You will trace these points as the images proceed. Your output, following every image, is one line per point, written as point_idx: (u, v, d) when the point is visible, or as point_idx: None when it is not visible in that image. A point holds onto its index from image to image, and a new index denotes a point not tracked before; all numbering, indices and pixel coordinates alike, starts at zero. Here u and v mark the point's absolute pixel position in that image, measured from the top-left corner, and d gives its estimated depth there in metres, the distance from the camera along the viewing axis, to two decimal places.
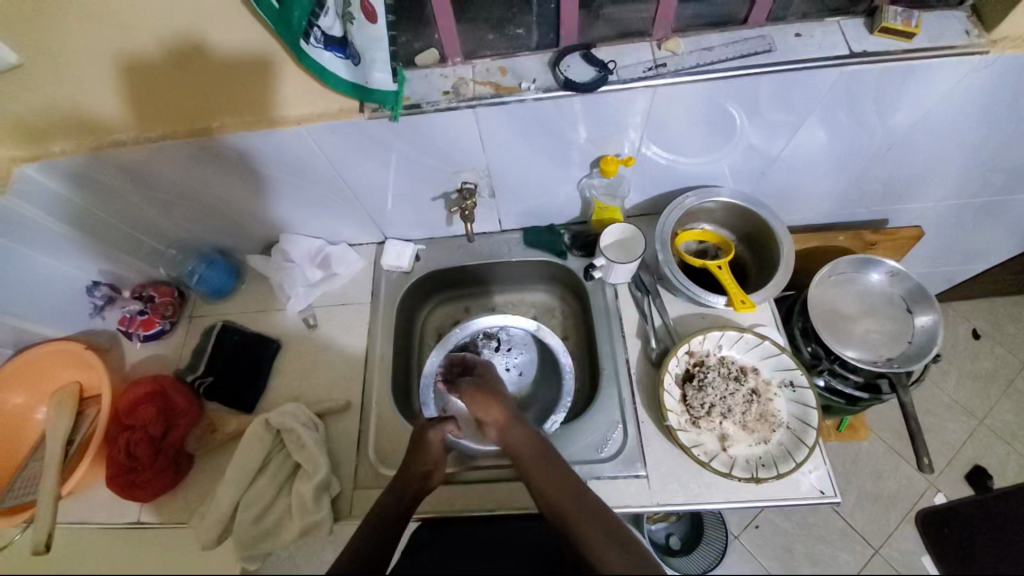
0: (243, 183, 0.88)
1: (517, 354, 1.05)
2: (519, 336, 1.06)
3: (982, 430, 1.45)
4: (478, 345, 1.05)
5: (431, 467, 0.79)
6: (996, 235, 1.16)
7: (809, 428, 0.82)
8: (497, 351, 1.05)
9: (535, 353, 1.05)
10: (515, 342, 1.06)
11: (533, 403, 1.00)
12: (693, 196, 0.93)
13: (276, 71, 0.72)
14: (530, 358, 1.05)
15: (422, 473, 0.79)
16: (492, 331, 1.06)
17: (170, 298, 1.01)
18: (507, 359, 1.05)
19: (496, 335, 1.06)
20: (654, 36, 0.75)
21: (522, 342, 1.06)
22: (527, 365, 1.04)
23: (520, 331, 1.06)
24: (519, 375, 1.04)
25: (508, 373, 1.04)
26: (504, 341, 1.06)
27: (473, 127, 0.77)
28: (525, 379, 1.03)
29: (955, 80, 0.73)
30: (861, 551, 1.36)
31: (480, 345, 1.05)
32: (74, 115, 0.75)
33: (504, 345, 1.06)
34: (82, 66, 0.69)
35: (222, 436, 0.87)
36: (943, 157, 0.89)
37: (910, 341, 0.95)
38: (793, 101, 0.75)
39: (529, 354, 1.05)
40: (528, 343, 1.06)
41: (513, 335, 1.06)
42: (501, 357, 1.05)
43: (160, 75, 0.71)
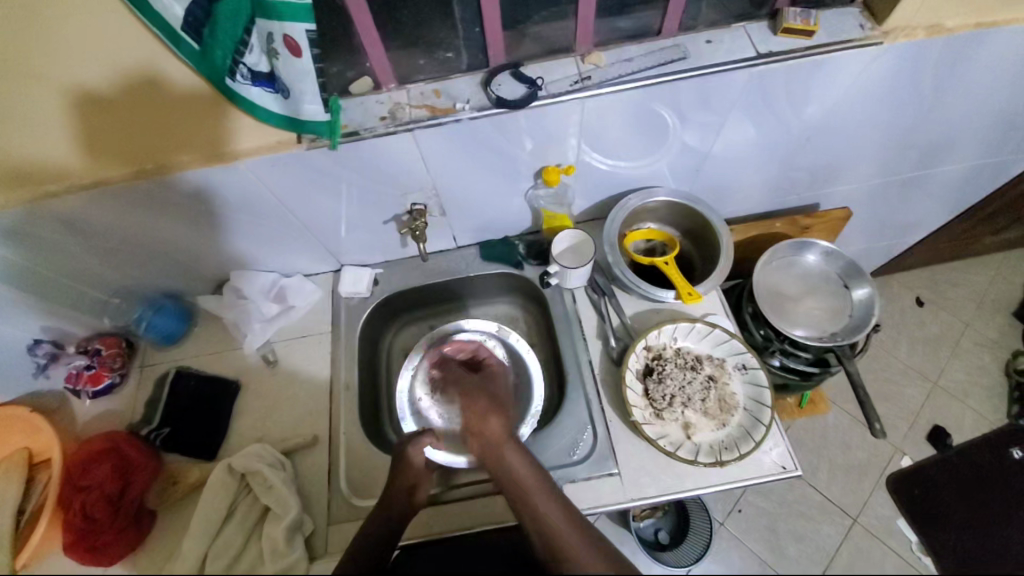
0: (190, 224, 0.87)
1: None
2: (495, 352, 1.05)
3: (938, 391, 1.54)
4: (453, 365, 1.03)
5: (415, 484, 0.80)
6: (920, 206, 1.25)
7: (764, 407, 0.86)
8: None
9: (514, 368, 1.04)
10: (491, 358, 1.05)
11: (513, 412, 0.99)
12: (635, 197, 0.97)
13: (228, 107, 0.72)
14: (509, 372, 1.04)
15: (406, 491, 0.79)
16: (465, 349, 1.05)
17: (118, 350, 0.97)
18: None
19: (470, 353, 1.05)
20: (578, 51, 0.78)
21: (501, 361, 1.05)
22: (510, 380, 1.03)
23: (493, 348, 1.05)
24: None
25: None
26: (478, 360, 1.05)
27: (414, 149, 0.79)
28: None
29: (856, 70, 0.80)
30: (841, 522, 1.41)
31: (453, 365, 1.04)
32: (15, 164, 0.72)
33: (479, 363, 1.04)
34: (8, 115, 0.68)
35: (184, 486, 0.85)
36: (861, 140, 0.96)
37: (850, 315, 1.01)
38: (713, 101, 0.80)
39: (507, 368, 1.04)
40: (506, 360, 1.04)
41: (486, 351, 1.05)
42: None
43: (90, 114, 0.70)
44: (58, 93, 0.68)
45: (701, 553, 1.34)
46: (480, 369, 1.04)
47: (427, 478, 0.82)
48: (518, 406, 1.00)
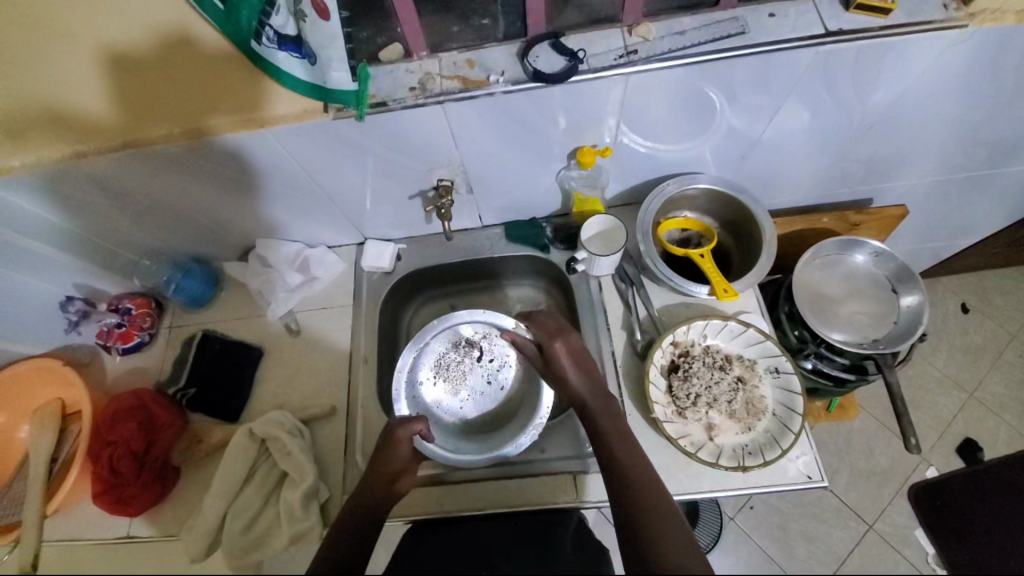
0: (216, 188, 0.86)
1: (500, 369, 1.00)
2: (502, 348, 1.01)
3: (973, 402, 1.46)
4: (460, 353, 1.00)
5: (397, 472, 0.78)
6: (982, 208, 1.15)
7: (795, 414, 0.81)
8: (478, 364, 1.00)
9: (521, 370, 0.99)
10: (499, 353, 1.01)
11: (514, 416, 0.95)
12: (674, 183, 0.91)
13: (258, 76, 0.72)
14: (516, 374, 0.99)
15: (388, 479, 0.77)
16: (473, 338, 1.01)
17: (147, 310, 0.99)
18: (489, 372, 1.00)
19: (478, 344, 1.01)
20: (624, 22, 0.72)
21: (506, 359, 1.01)
22: (514, 383, 0.99)
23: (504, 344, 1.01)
24: (503, 390, 0.99)
25: (490, 386, 0.99)
26: (485, 354, 1.01)
27: (444, 123, 0.75)
28: (507, 393, 0.98)
29: (934, 56, 0.71)
30: (855, 528, 1.37)
31: (461, 354, 1.00)
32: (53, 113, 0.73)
33: (487, 355, 1.01)
34: (60, 69, 0.72)
35: (205, 446, 0.87)
36: (928, 133, 0.87)
37: (895, 322, 0.94)
38: (768, 82, 0.73)
39: (514, 369, 1.00)
40: (514, 360, 1.00)
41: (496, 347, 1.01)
42: (484, 370, 1.00)
43: (131, 75, 0.73)
44: (106, 53, 0.71)
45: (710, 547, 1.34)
46: (485, 363, 1.00)
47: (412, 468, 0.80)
48: (518, 409, 0.95)
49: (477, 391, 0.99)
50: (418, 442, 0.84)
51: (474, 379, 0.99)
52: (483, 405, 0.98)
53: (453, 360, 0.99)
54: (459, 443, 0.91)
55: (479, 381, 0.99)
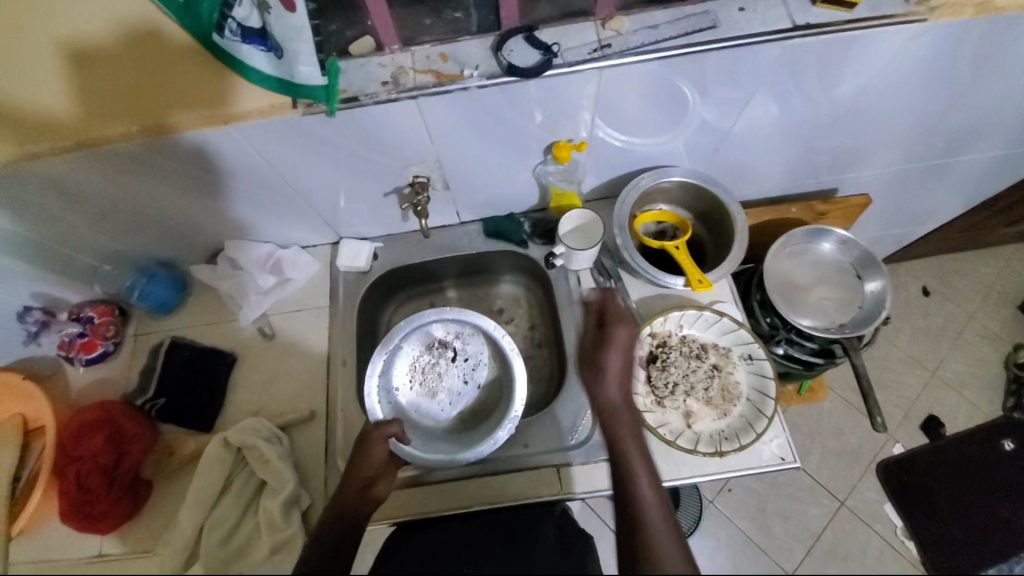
0: (181, 189, 0.82)
1: (476, 368, 0.99)
2: (476, 346, 1.00)
3: (935, 381, 1.53)
4: (434, 355, 0.99)
5: (370, 478, 0.76)
6: (940, 195, 1.20)
7: (767, 398, 0.84)
8: (453, 364, 0.99)
9: (497, 367, 0.98)
10: (473, 352, 1.00)
11: (492, 413, 0.94)
12: (648, 176, 0.92)
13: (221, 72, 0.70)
14: (492, 372, 0.99)
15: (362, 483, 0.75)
16: (446, 339, 1.00)
17: (111, 318, 0.95)
18: (465, 371, 0.99)
19: (452, 344, 1.00)
20: (597, 15, 0.72)
21: (481, 357, 1.00)
22: (491, 380, 0.98)
23: (478, 342, 1.00)
24: (481, 388, 0.98)
25: (467, 386, 0.98)
26: (460, 353, 1.00)
27: (418, 118, 0.74)
28: (484, 391, 0.98)
29: (894, 49, 0.74)
30: (828, 505, 1.43)
31: (435, 356, 0.99)
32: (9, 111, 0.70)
33: (462, 355, 1.00)
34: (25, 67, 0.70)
35: (180, 457, 0.84)
36: (889, 124, 0.91)
37: (861, 307, 0.98)
38: (738, 76, 0.75)
39: (489, 366, 0.99)
40: (488, 357, 0.99)
41: (470, 346, 1.00)
42: (459, 370, 0.99)
43: (95, 73, 0.71)
44: (76, 51, 0.71)
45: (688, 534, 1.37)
46: (460, 363, 0.99)
47: (387, 473, 0.78)
48: (496, 406, 0.94)
49: (454, 392, 0.98)
50: (395, 444, 0.82)
51: (450, 380, 0.98)
52: (462, 404, 0.97)
53: (427, 362, 0.98)
54: (440, 445, 0.90)
55: (456, 381, 0.98)
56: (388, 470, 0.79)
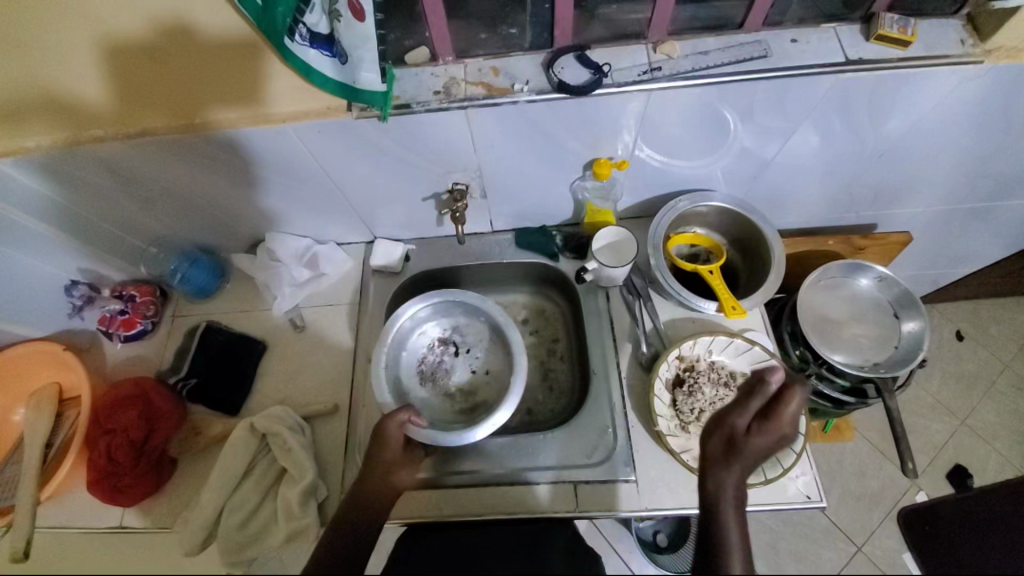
0: (227, 178, 0.85)
1: (480, 353, 1.00)
2: (474, 330, 1.00)
3: (965, 430, 1.47)
4: (437, 354, 0.99)
5: (391, 466, 0.76)
6: (983, 238, 1.17)
7: (796, 433, 0.82)
8: (457, 356, 0.99)
9: (502, 349, 0.99)
10: (473, 340, 1.00)
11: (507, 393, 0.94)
12: (686, 200, 0.93)
13: (261, 61, 0.70)
14: (498, 357, 0.99)
15: (382, 472, 0.75)
16: (446, 335, 1.00)
17: (151, 298, 0.98)
18: (470, 360, 0.99)
19: (451, 338, 1.00)
20: (649, 39, 0.74)
21: (483, 342, 1.00)
22: (497, 362, 0.99)
23: (476, 329, 1.00)
24: (490, 373, 0.98)
25: (476, 374, 0.98)
26: (462, 343, 1.00)
27: (465, 128, 0.76)
28: (493, 375, 0.98)
29: (951, 88, 0.73)
30: (844, 549, 1.38)
31: (439, 353, 0.98)
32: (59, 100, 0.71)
33: (464, 346, 1.00)
34: (55, 57, 0.67)
35: (204, 439, 0.86)
36: (938, 163, 0.89)
37: (897, 346, 0.95)
38: (787, 106, 0.75)
39: (492, 349, 1.00)
40: (490, 341, 1.00)
41: (470, 334, 1.00)
42: (465, 361, 0.99)
43: (129, 63, 0.69)
44: (102, 41, 0.67)
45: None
46: (466, 353, 1.00)
47: (408, 463, 0.79)
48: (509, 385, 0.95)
49: (466, 379, 0.98)
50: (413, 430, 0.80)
51: (458, 372, 0.98)
52: (476, 395, 0.97)
53: (435, 358, 0.98)
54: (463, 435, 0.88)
55: (464, 372, 0.98)
56: (409, 461, 0.79)
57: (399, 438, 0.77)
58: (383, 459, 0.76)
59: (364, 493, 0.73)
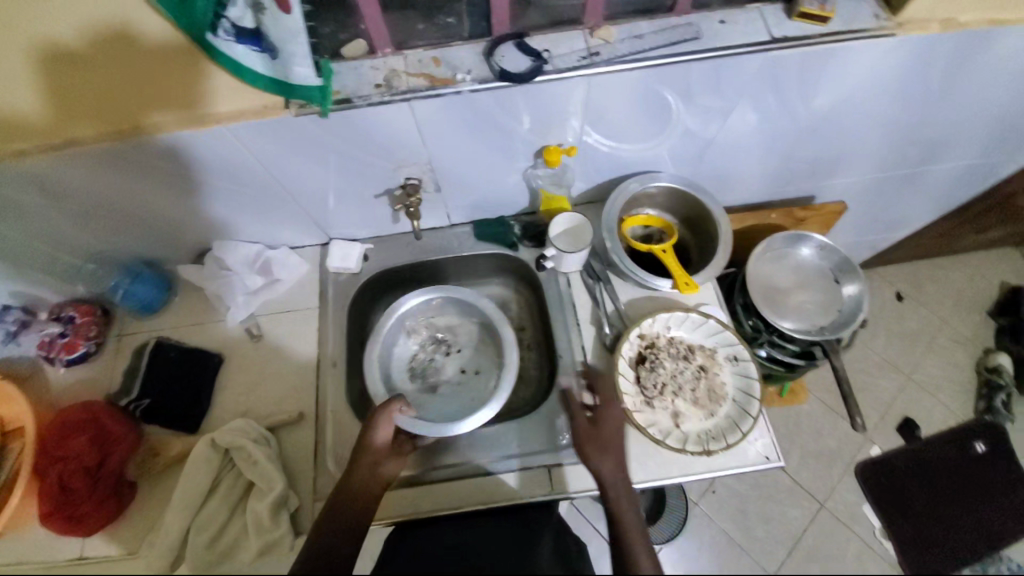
0: (167, 188, 0.82)
1: (466, 353, 0.99)
2: (468, 330, 1.00)
3: (910, 384, 1.58)
4: (427, 352, 0.99)
5: (380, 459, 0.76)
6: (912, 204, 1.25)
7: (753, 399, 0.86)
8: (447, 355, 0.99)
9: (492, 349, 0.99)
10: (466, 340, 1.00)
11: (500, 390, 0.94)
12: (636, 181, 0.95)
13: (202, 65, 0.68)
14: (489, 358, 0.99)
15: (370, 465, 0.75)
16: (439, 334, 1.00)
17: (92, 318, 0.93)
18: (460, 360, 0.99)
19: (443, 337, 1.00)
20: (586, 24, 0.75)
21: (473, 342, 1.00)
22: (486, 361, 0.99)
23: (468, 330, 1.01)
24: (478, 374, 0.98)
25: (466, 375, 0.98)
26: (449, 344, 1.00)
27: (410, 121, 0.75)
28: (483, 375, 0.97)
29: (868, 62, 0.77)
30: (808, 506, 1.46)
31: (429, 351, 0.99)
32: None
33: (455, 346, 1.00)
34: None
35: (164, 460, 0.82)
36: (865, 134, 0.94)
37: (840, 310, 1.01)
38: (722, 86, 0.78)
39: (482, 350, 0.99)
40: (479, 341, 1.00)
41: (461, 334, 1.00)
42: (453, 361, 0.99)
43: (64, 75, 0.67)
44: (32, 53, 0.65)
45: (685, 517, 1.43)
46: (459, 354, 0.99)
47: (395, 457, 0.79)
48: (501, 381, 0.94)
49: (456, 381, 0.97)
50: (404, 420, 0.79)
51: (449, 370, 0.98)
52: (469, 394, 0.96)
53: (422, 358, 0.98)
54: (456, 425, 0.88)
55: (453, 371, 0.98)
56: (397, 455, 0.79)
57: (389, 427, 0.77)
58: (373, 450, 0.75)
59: (351, 486, 0.73)
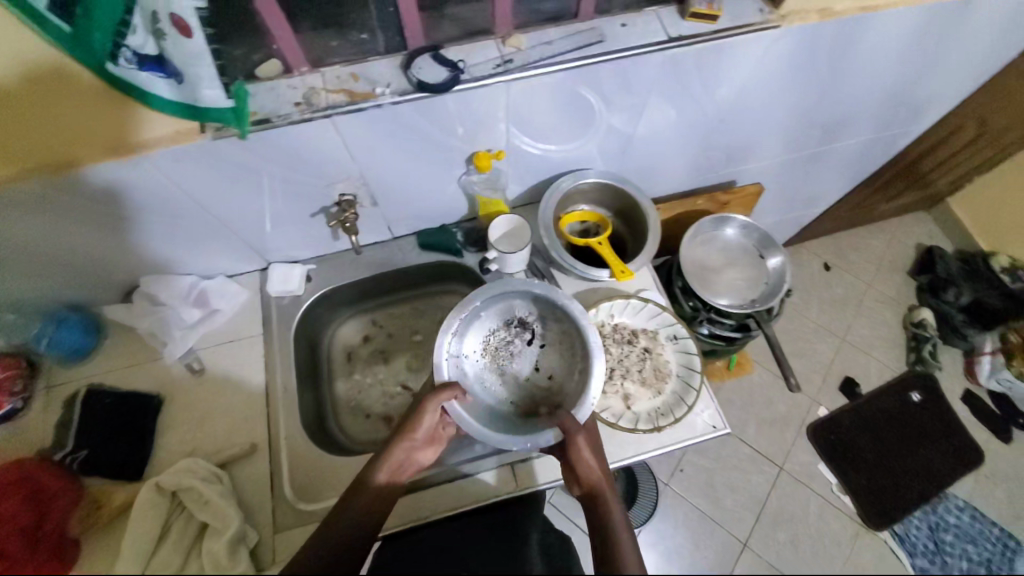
0: (91, 225, 0.79)
1: (550, 351, 0.91)
2: (557, 330, 0.90)
3: (845, 345, 1.71)
4: (510, 333, 0.92)
5: (413, 450, 0.80)
6: (824, 180, 1.37)
7: (693, 371, 0.92)
8: (531, 344, 0.91)
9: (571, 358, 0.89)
10: (552, 338, 0.91)
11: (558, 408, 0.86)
12: (567, 179, 0.99)
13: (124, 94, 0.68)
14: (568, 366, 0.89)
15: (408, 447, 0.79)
16: (526, 318, 0.92)
17: (16, 370, 0.86)
18: (538, 357, 0.91)
19: (530, 324, 0.92)
20: (498, 34, 0.78)
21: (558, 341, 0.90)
22: (563, 368, 0.89)
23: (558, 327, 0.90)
24: (551, 379, 0.89)
25: (537, 375, 0.90)
26: (538, 335, 0.92)
27: (335, 137, 0.75)
28: (553, 382, 0.89)
29: (759, 53, 0.85)
30: (769, 471, 1.54)
31: (511, 334, 0.92)
32: None
33: (540, 338, 0.92)
34: None
35: (108, 511, 0.77)
36: (770, 118, 1.03)
37: (766, 282, 1.09)
38: (632, 84, 0.83)
39: (567, 357, 0.89)
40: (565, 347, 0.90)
41: (547, 326, 0.91)
42: (535, 355, 0.91)
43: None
44: None
45: (656, 503, 1.49)
46: (540, 348, 0.92)
47: (431, 445, 0.82)
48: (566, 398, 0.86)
49: (525, 375, 0.90)
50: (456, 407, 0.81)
51: (521, 361, 0.91)
52: (528, 395, 0.89)
53: (502, 339, 0.91)
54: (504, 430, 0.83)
55: (527, 364, 0.91)
56: (434, 442, 0.83)
57: (432, 418, 0.80)
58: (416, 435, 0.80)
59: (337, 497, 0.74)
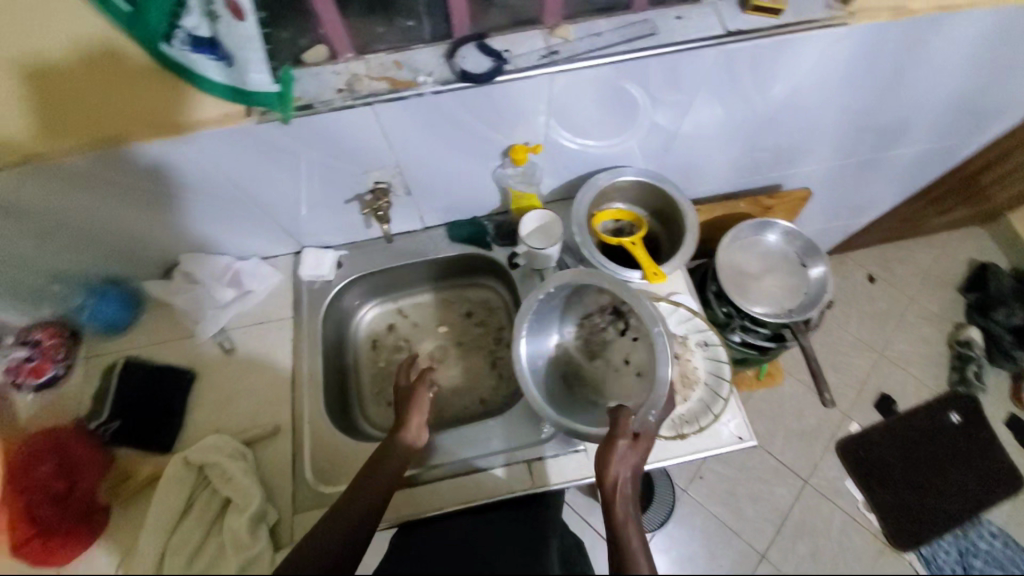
0: (133, 204, 0.81)
1: (641, 347, 0.89)
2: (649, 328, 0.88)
3: (883, 361, 1.63)
4: (604, 320, 0.93)
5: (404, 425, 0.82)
6: (874, 188, 1.30)
7: (723, 380, 0.89)
8: (624, 334, 0.91)
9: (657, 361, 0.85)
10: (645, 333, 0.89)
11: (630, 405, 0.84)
12: (605, 175, 0.96)
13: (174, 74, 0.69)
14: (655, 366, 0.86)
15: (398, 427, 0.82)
16: (624, 309, 0.91)
17: (60, 339, 0.90)
18: (630, 350, 0.90)
19: (627, 315, 0.91)
20: (547, 24, 0.76)
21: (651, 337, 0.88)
22: (649, 366, 0.87)
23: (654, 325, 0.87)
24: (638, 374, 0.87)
25: (626, 367, 0.89)
26: (632, 327, 0.90)
27: (374, 125, 0.75)
28: (640, 379, 0.87)
29: (820, 51, 0.80)
30: (793, 485, 1.49)
31: (605, 320, 0.92)
32: None
33: (634, 332, 0.90)
34: None
35: (136, 481, 0.80)
36: (824, 121, 0.98)
37: (806, 292, 1.04)
38: (681, 80, 0.80)
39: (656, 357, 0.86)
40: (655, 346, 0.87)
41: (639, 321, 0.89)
42: (628, 346, 0.90)
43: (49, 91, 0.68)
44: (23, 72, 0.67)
45: (672, 508, 1.46)
46: (632, 342, 0.90)
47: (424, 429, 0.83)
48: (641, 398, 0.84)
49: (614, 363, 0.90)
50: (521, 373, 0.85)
51: (615, 349, 0.91)
52: (612, 383, 0.89)
53: (597, 324, 0.93)
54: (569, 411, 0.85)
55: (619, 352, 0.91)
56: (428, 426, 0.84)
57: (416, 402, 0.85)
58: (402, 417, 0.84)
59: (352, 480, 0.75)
